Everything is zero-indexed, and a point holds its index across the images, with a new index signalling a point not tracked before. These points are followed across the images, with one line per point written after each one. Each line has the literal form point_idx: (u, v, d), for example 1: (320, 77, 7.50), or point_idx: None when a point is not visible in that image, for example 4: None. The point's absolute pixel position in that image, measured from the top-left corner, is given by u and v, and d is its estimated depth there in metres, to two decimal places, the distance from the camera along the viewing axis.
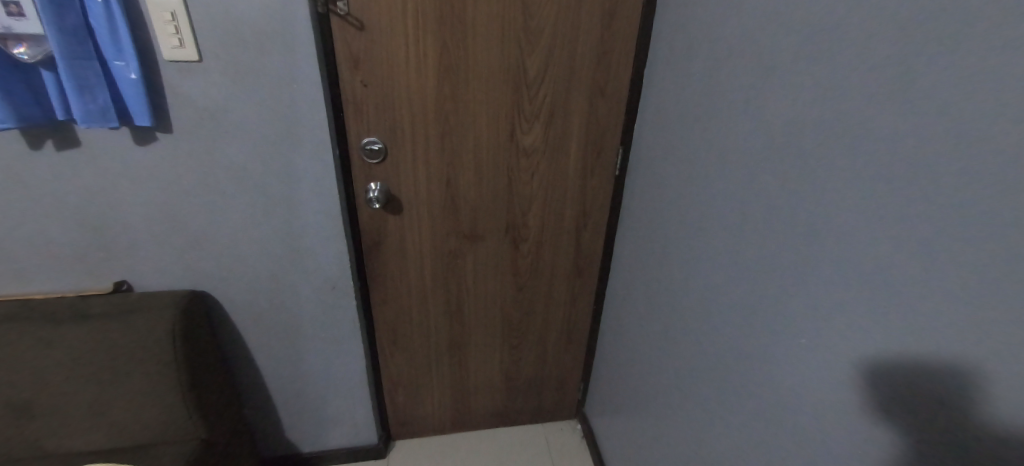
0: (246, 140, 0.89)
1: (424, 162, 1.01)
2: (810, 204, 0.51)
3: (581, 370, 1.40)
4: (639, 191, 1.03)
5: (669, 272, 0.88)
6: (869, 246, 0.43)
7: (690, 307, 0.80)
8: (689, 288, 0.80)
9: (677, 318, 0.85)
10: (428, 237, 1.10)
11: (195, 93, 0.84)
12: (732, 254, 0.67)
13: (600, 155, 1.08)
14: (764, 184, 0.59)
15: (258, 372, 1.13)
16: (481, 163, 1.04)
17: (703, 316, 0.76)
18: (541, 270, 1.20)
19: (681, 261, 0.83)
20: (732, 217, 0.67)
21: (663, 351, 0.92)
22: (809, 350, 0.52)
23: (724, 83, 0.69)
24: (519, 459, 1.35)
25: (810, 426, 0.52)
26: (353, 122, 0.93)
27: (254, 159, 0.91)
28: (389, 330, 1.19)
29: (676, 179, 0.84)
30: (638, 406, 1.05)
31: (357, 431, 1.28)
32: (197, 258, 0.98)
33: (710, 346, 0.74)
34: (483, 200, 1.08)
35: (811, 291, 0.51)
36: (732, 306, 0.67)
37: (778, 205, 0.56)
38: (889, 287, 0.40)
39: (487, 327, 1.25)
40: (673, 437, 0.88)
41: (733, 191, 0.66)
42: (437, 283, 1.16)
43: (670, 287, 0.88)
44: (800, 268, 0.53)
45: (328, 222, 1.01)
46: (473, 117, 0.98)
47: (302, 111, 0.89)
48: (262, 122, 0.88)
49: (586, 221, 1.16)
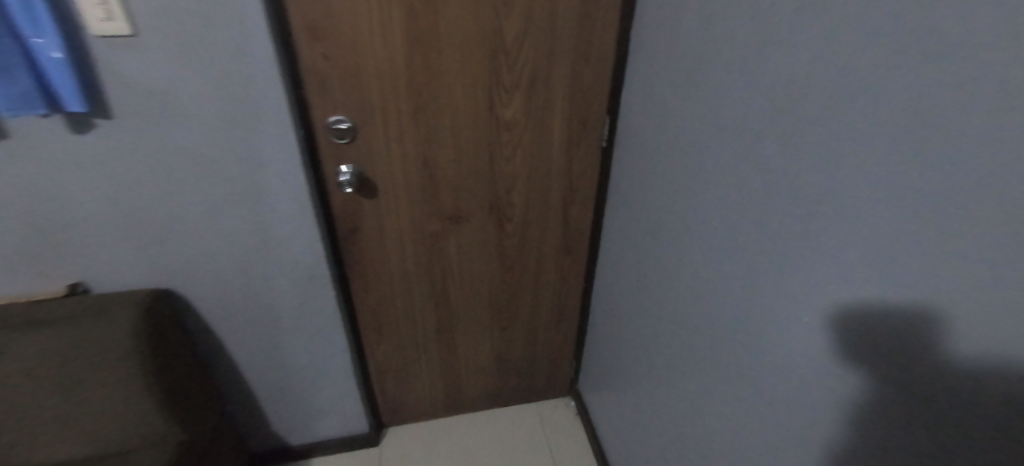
0: (195, 123, 0.81)
1: (398, 141, 0.94)
2: (806, 171, 0.45)
3: (574, 348, 1.38)
4: (626, 163, 0.97)
5: (658, 248, 0.84)
6: (859, 219, 0.38)
7: (679, 285, 0.77)
8: (678, 265, 0.77)
9: (666, 297, 0.82)
10: (408, 221, 1.04)
11: (132, 72, 0.75)
12: (721, 228, 0.62)
13: (586, 127, 1.02)
14: (755, 150, 0.54)
15: (234, 368, 1.08)
16: (460, 140, 0.97)
17: (693, 294, 0.72)
18: (529, 249, 1.16)
19: (670, 237, 0.79)
20: (722, 189, 0.62)
21: (653, 329, 0.89)
22: (801, 332, 0.48)
23: (710, 44, 0.63)
24: (514, 442, 1.34)
25: (796, 410, 0.50)
26: (317, 99, 0.86)
27: (205, 144, 0.83)
28: (372, 318, 1.15)
29: (663, 150, 0.79)
30: (630, 384, 1.04)
31: (345, 422, 1.25)
32: (155, 253, 0.91)
33: (700, 326, 0.71)
34: (465, 181, 1.02)
35: (805, 269, 0.46)
36: (723, 283, 0.63)
37: (770, 173, 0.51)
38: (888, 264, 0.35)
39: (476, 309, 1.22)
40: (667, 416, 0.87)
41: (723, 160, 0.61)
42: (421, 269, 1.11)
43: (659, 264, 0.84)
44: (786, 245, 0.49)
45: (296, 210, 0.94)
46: (449, 90, 0.91)
47: (255, 89, 0.80)
48: (211, 104, 0.80)
49: (574, 196, 1.11)
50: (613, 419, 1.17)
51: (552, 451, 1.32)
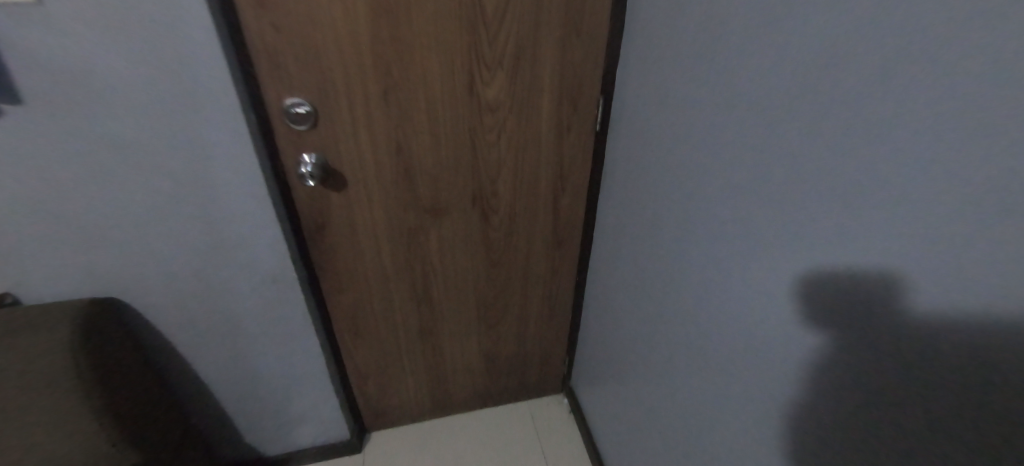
0: (127, 108, 0.70)
1: (367, 128, 0.84)
2: (853, 158, 0.36)
3: (567, 344, 1.31)
4: (623, 148, 0.88)
5: (661, 241, 0.76)
6: (935, 224, 0.30)
7: (684, 285, 0.69)
8: (684, 263, 0.69)
9: (670, 298, 0.75)
10: (383, 216, 0.94)
11: (41, 48, 0.63)
12: (738, 223, 0.54)
13: (578, 108, 0.92)
14: (784, 131, 0.45)
15: (198, 377, 0.99)
16: (437, 125, 0.87)
17: (701, 296, 0.65)
18: (517, 243, 1.07)
19: (676, 230, 0.71)
20: (740, 178, 0.53)
21: (654, 330, 0.82)
22: (837, 349, 0.40)
23: (726, 9, 0.53)
24: (505, 443, 1.28)
25: (827, 439, 0.43)
26: (268, 79, 0.75)
27: (143, 130, 0.72)
28: (349, 320, 1.06)
29: (667, 135, 0.70)
30: (628, 384, 0.98)
31: (326, 427, 1.18)
32: (98, 255, 0.81)
33: (710, 330, 0.63)
34: (444, 170, 0.92)
35: (845, 277, 0.38)
36: (739, 284, 0.56)
37: (804, 159, 0.43)
38: (974, 282, 0.27)
39: (461, 307, 1.13)
40: (669, 421, 0.81)
41: (742, 144, 0.52)
42: (399, 267, 1.02)
43: (663, 259, 0.76)
44: (821, 249, 0.41)
45: (254, 206, 0.83)
46: (422, 67, 0.80)
47: (196, 66, 0.69)
48: (144, 85, 0.69)
49: (565, 185, 1.02)
50: (609, 418, 1.11)
51: (546, 449, 1.27)
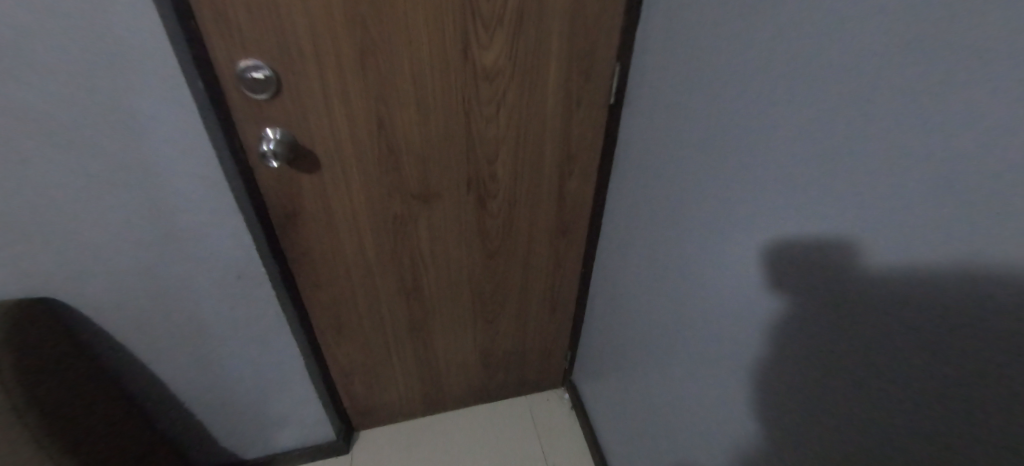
0: (31, 72, 0.56)
1: (342, 98, 0.71)
2: (1003, 132, 0.25)
3: (568, 338, 1.22)
4: (642, 125, 0.77)
5: (685, 231, 0.65)
6: None
7: (713, 291, 0.59)
8: (715, 267, 0.58)
9: (694, 303, 0.64)
10: (364, 203, 0.82)
11: None
12: (794, 223, 0.43)
13: (589, 77, 0.80)
14: (875, 97, 0.33)
15: (158, 380, 0.89)
16: (425, 96, 0.74)
17: (735, 307, 0.55)
18: (517, 232, 0.96)
19: (705, 227, 0.60)
20: (799, 160, 0.42)
21: (673, 336, 0.72)
22: (944, 394, 0.30)
23: None
24: (503, 442, 1.20)
25: None
26: (216, 35, 0.60)
27: (57, 99, 0.58)
28: (328, 315, 0.96)
29: (700, 110, 0.58)
30: (638, 384, 0.89)
31: (309, 427, 1.09)
32: (21, 252, 0.68)
33: (745, 345, 0.53)
34: (435, 150, 0.80)
35: (974, 312, 0.27)
36: (786, 292, 0.45)
37: (903, 135, 0.31)
38: None
39: (455, 301, 1.03)
40: (686, 430, 0.73)
41: (805, 116, 0.40)
42: (384, 258, 0.91)
43: (685, 255, 0.66)
44: (930, 271, 0.30)
45: (209, 191, 0.71)
46: (407, 24, 0.67)
47: (118, 15, 0.55)
48: (50, 42, 0.55)
49: (572, 166, 0.90)
50: (614, 416, 1.04)
51: (541, 444, 1.20)
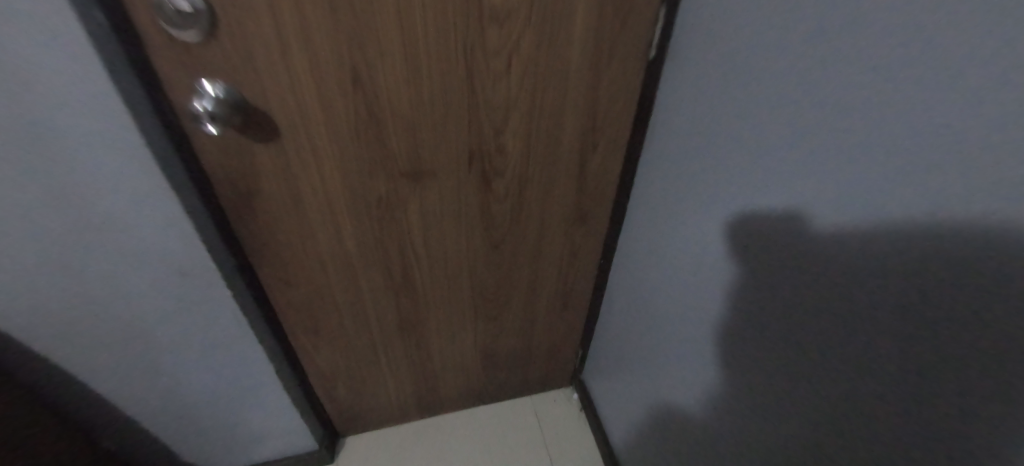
0: None
1: (302, 44, 0.52)
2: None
3: (580, 334, 1.09)
4: (686, 88, 0.59)
5: (730, 227, 0.50)
6: None
7: (768, 312, 0.44)
8: (774, 281, 0.43)
9: (742, 323, 0.50)
10: (341, 182, 0.66)
11: None
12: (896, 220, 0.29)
13: (626, 23, 0.62)
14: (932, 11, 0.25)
15: (89, 391, 0.73)
16: (416, 43, 0.56)
17: (806, 338, 0.40)
18: (528, 218, 0.80)
19: (763, 225, 0.44)
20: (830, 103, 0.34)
21: (720, 356, 0.58)
22: (952, 372, 0.27)
23: None
24: (505, 448, 1.08)
25: None
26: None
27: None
28: (302, 314, 0.81)
29: (763, 62, 0.41)
30: (653, 384, 0.80)
31: (286, 436, 0.96)
32: None
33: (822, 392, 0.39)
34: (428, 115, 0.63)
35: None
36: (808, 262, 0.39)
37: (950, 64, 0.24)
38: None
39: (453, 297, 0.89)
40: (708, 438, 0.64)
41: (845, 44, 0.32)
42: (368, 248, 0.75)
43: (736, 260, 0.50)
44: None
45: (129, 170, 0.52)
46: None
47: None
48: None
49: (596, 139, 0.74)
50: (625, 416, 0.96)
51: (545, 437, 1.11)
